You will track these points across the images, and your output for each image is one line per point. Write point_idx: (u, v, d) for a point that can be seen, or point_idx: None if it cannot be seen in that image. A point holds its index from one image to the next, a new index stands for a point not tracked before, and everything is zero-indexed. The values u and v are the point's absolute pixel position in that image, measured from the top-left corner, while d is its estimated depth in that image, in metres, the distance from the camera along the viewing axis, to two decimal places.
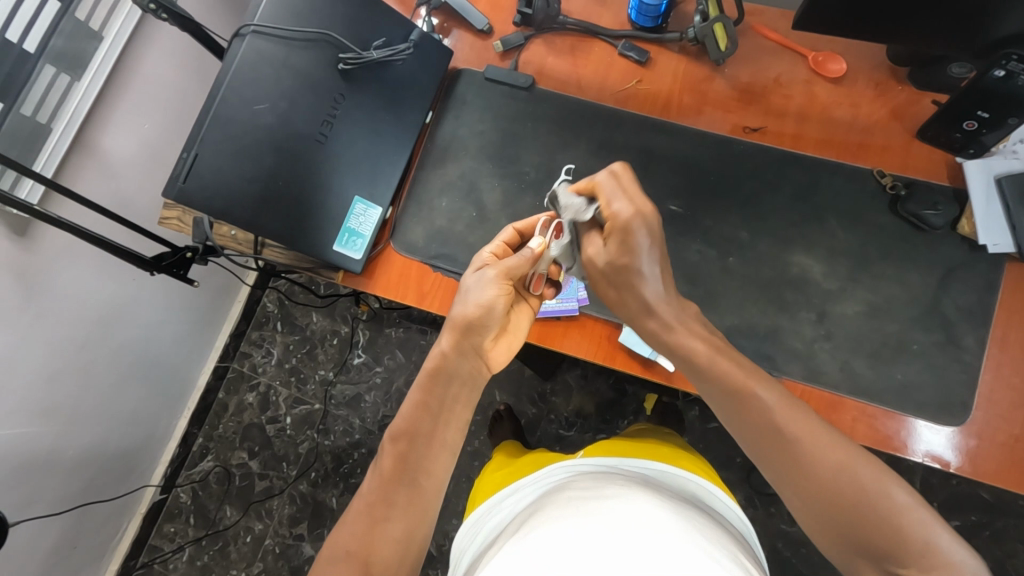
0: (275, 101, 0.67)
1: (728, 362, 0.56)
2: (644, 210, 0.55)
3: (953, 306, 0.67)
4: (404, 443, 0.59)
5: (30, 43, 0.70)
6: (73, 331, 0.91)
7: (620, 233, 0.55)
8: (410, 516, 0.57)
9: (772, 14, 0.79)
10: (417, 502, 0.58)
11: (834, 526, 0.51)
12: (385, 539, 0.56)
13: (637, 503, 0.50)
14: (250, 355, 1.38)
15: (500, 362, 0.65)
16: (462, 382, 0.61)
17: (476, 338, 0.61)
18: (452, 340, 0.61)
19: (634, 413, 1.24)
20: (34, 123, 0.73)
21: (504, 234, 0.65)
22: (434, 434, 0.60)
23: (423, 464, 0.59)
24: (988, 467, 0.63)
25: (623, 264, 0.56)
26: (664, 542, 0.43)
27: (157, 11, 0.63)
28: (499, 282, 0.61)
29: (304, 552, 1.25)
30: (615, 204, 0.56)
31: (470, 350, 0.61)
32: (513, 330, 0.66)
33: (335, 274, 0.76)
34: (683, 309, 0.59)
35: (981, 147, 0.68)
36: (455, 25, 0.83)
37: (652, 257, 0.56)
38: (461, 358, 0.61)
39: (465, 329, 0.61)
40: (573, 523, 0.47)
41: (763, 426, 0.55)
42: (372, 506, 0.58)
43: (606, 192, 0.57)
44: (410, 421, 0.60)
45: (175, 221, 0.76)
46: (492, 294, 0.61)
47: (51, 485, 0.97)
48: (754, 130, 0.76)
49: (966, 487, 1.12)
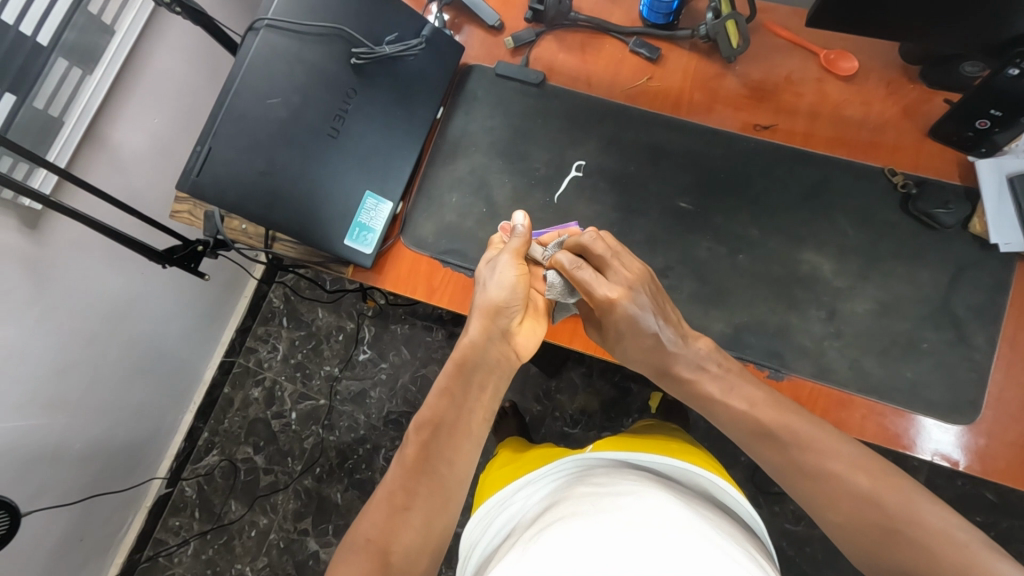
0: (289, 95, 0.67)
1: (738, 401, 0.61)
2: (627, 291, 0.62)
3: (963, 305, 0.67)
4: (427, 431, 0.61)
5: (44, 36, 0.71)
6: (83, 324, 0.91)
7: (608, 318, 0.64)
8: (431, 506, 0.58)
9: (782, 12, 0.79)
10: (440, 490, 0.59)
11: (855, 528, 0.54)
12: (406, 528, 0.56)
13: (652, 499, 0.50)
14: (256, 350, 1.38)
15: (529, 346, 0.68)
16: (490, 367, 0.64)
17: (502, 323, 0.64)
18: (480, 327, 0.64)
19: (639, 411, 1.24)
20: (46, 116, 0.73)
21: (497, 235, 0.69)
22: (457, 423, 0.62)
23: (445, 454, 0.60)
24: (997, 465, 0.63)
25: (625, 334, 0.65)
26: (686, 538, 0.44)
27: (171, 5, 0.63)
28: (516, 260, 0.64)
29: (309, 547, 1.25)
30: (595, 292, 0.63)
31: (498, 334, 0.65)
32: (535, 314, 0.69)
33: (345, 268, 0.76)
34: (695, 347, 0.64)
35: (993, 146, 0.68)
36: (466, 21, 0.83)
37: (642, 330, 0.63)
38: (490, 344, 0.64)
39: (492, 315, 0.64)
40: (588, 520, 0.47)
41: (769, 430, 0.59)
42: (395, 495, 0.58)
43: (585, 282, 0.64)
44: (434, 410, 0.62)
45: (186, 215, 0.76)
46: (513, 274, 0.64)
47: (60, 476, 0.98)
48: (765, 128, 0.76)
49: (970, 487, 1.12)
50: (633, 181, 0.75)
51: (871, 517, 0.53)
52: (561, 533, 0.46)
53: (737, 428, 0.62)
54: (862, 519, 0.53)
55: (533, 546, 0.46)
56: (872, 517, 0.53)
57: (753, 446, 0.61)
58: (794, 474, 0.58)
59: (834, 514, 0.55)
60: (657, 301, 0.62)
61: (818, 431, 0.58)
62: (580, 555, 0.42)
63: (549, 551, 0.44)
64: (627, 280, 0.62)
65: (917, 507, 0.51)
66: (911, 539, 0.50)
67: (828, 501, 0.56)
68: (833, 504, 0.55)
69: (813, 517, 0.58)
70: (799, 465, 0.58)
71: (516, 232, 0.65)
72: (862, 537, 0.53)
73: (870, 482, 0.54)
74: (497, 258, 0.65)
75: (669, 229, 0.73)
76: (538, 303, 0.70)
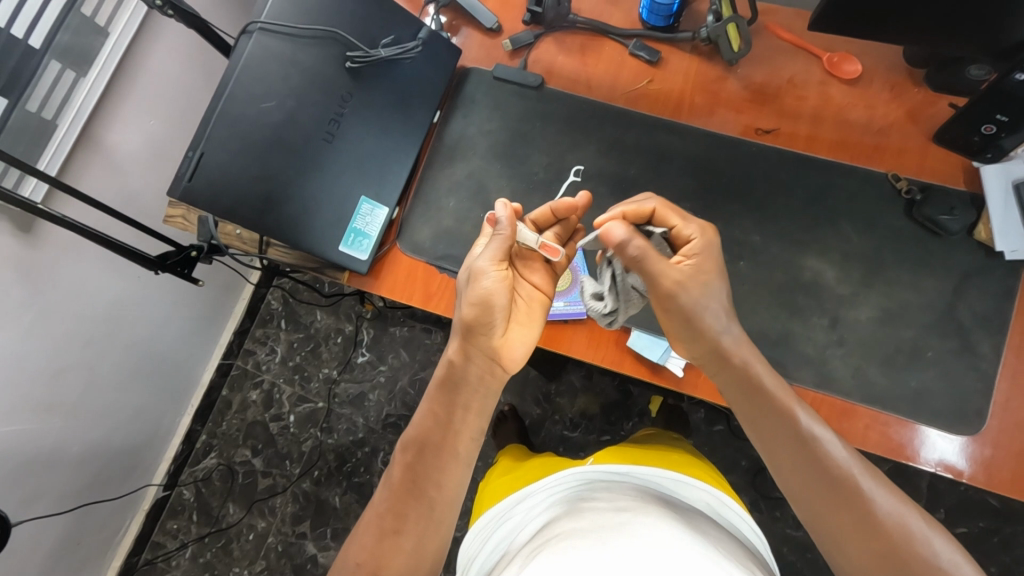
0: (283, 99, 0.66)
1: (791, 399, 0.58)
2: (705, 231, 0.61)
3: (968, 313, 0.66)
4: (413, 452, 0.61)
5: (36, 39, 0.70)
6: (77, 329, 0.90)
7: (703, 259, 0.58)
8: (421, 527, 0.58)
9: (786, 13, 0.78)
10: (430, 513, 0.58)
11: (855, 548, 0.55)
12: (396, 552, 0.57)
13: (642, 513, 0.50)
14: (254, 353, 1.37)
15: (517, 358, 0.62)
16: (472, 387, 0.61)
17: (478, 339, 0.60)
18: (458, 347, 0.61)
19: (639, 415, 1.23)
20: (40, 119, 0.72)
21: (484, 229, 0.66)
22: (443, 443, 0.60)
23: (432, 475, 0.59)
24: (1002, 476, 0.62)
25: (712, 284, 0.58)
26: (672, 550, 0.43)
27: (163, 8, 0.62)
28: (492, 262, 0.60)
29: (308, 550, 1.25)
30: (689, 226, 0.59)
31: (477, 352, 0.61)
32: (526, 320, 0.64)
33: (341, 275, 0.76)
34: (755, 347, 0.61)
35: (999, 151, 0.67)
36: (463, 23, 0.82)
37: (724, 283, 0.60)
38: (468, 364, 0.61)
39: (467, 332, 0.60)
40: (595, 534, 0.47)
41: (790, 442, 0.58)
42: (384, 517, 0.59)
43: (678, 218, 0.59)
44: (420, 429, 0.62)
45: (180, 219, 0.75)
46: (487, 284, 0.60)
47: (56, 481, 0.97)
48: (768, 132, 0.75)
49: (973, 493, 1.11)
50: (632, 185, 0.74)
51: (907, 548, 0.53)
52: (563, 545, 0.46)
53: (767, 436, 0.59)
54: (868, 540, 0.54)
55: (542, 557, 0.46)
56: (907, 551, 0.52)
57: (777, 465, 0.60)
58: (823, 498, 0.56)
59: (870, 545, 0.54)
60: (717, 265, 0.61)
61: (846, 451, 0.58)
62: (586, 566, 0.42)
63: (559, 562, 0.43)
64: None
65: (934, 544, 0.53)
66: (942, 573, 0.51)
67: (862, 529, 0.54)
68: (865, 530, 0.54)
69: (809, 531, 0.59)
70: (826, 488, 0.56)
71: (499, 228, 0.61)
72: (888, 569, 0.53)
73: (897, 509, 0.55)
74: (473, 261, 0.62)
75: None
76: (530, 305, 0.65)
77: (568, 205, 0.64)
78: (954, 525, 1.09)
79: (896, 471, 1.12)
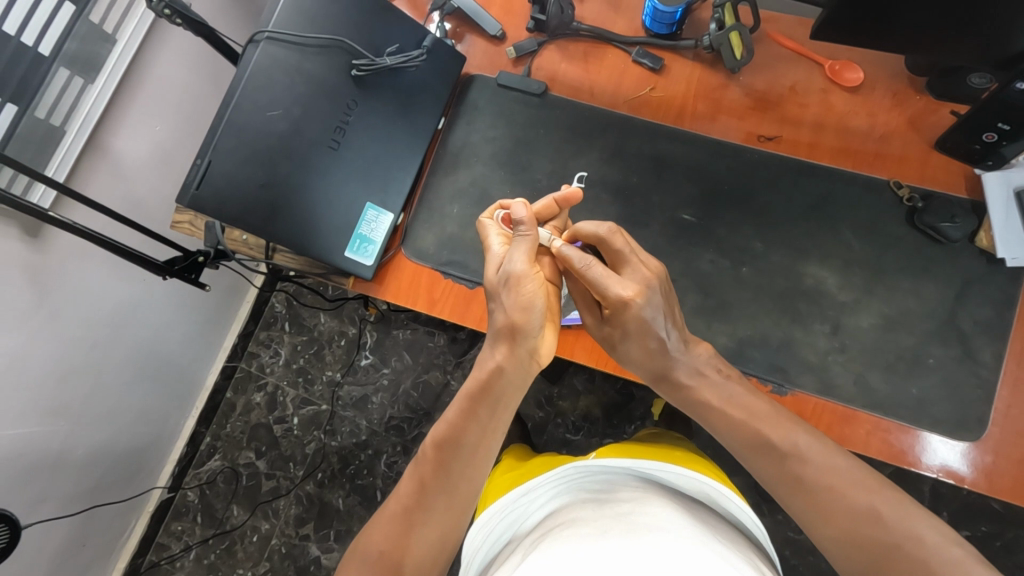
0: (288, 106, 0.67)
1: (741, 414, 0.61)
2: (640, 291, 0.59)
3: (970, 320, 0.66)
4: (447, 451, 0.60)
5: (45, 47, 0.71)
6: (82, 332, 0.91)
7: (618, 318, 0.61)
8: (446, 520, 0.59)
9: (787, 21, 0.78)
10: (455, 506, 0.59)
11: (844, 544, 0.55)
12: (420, 542, 0.57)
13: (668, 507, 0.51)
14: (258, 355, 1.38)
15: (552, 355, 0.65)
16: (515, 389, 0.62)
17: (527, 341, 0.61)
18: (506, 352, 0.61)
19: (641, 418, 1.24)
20: (48, 125, 0.73)
21: (496, 225, 0.66)
22: (478, 444, 0.60)
23: (463, 473, 0.60)
24: (1003, 483, 0.62)
25: (631, 334, 0.61)
26: (684, 543, 0.44)
27: (172, 17, 0.63)
28: (528, 262, 0.60)
29: (310, 552, 1.25)
30: (608, 292, 0.59)
31: (523, 356, 0.61)
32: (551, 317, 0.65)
33: (345, 280, 0.76)
34: (699, 354, 0.63)
35: (1000, 159, 0.67)
36: (467, 30, 0.83)
37: (665, 320, 0.60)
38: (516, 366, 0.61)
39: (513, 335, 0.60)
40: (599, 528, 0.46)
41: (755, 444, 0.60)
42: (409, 509, 0.59)
43: (595, 280, 0.59)
44: (453, 429, 0.61)
45: (187, 225, 0.76)
46: (539, 296, 0.60)
47: (63, 484, 0.98)
48: (769, 139, 0.75)
49: (977, 498, 1.11)
50: (636, 192, 0.75)
51: (872, 530, 0.53)
52: (566, 537, 0.46)
53: (734, 438, 0.62)
54: (859, 537, 0.54)
55: (545, 549, 0.45)
56: (869, 534, 0.53)
57: (748, 455, 0.61)
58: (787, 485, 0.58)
59: (830, 527, 0.56)
60: (667, 303, 0.61)
61: (821, 447, 0.58)
62: (574, 557, 0.42)
63: (564, 552, 0.43)
64: (638, 279, 0.59)
65: (911, 525, 0.52)
66: (906, 554, 0.51)
67: (822, 512, 0.56)
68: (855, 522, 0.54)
69: (807, 530, 0.59)
70: (790, 473, 0.58)
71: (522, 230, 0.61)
72: (853, 549, 0.54)
73: (864, 492, 0.55)
74: (509, 264, 0.60)
75: (673, 241, 0.73)
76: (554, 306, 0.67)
77: (573, 198, 0.65)
78: (958, 530, 1.09)
79: (896, 476, 1.13)
